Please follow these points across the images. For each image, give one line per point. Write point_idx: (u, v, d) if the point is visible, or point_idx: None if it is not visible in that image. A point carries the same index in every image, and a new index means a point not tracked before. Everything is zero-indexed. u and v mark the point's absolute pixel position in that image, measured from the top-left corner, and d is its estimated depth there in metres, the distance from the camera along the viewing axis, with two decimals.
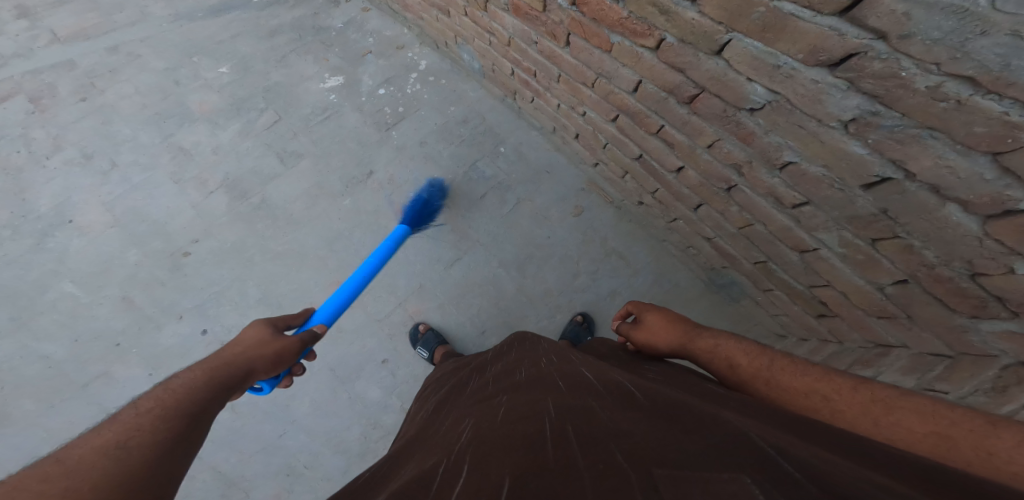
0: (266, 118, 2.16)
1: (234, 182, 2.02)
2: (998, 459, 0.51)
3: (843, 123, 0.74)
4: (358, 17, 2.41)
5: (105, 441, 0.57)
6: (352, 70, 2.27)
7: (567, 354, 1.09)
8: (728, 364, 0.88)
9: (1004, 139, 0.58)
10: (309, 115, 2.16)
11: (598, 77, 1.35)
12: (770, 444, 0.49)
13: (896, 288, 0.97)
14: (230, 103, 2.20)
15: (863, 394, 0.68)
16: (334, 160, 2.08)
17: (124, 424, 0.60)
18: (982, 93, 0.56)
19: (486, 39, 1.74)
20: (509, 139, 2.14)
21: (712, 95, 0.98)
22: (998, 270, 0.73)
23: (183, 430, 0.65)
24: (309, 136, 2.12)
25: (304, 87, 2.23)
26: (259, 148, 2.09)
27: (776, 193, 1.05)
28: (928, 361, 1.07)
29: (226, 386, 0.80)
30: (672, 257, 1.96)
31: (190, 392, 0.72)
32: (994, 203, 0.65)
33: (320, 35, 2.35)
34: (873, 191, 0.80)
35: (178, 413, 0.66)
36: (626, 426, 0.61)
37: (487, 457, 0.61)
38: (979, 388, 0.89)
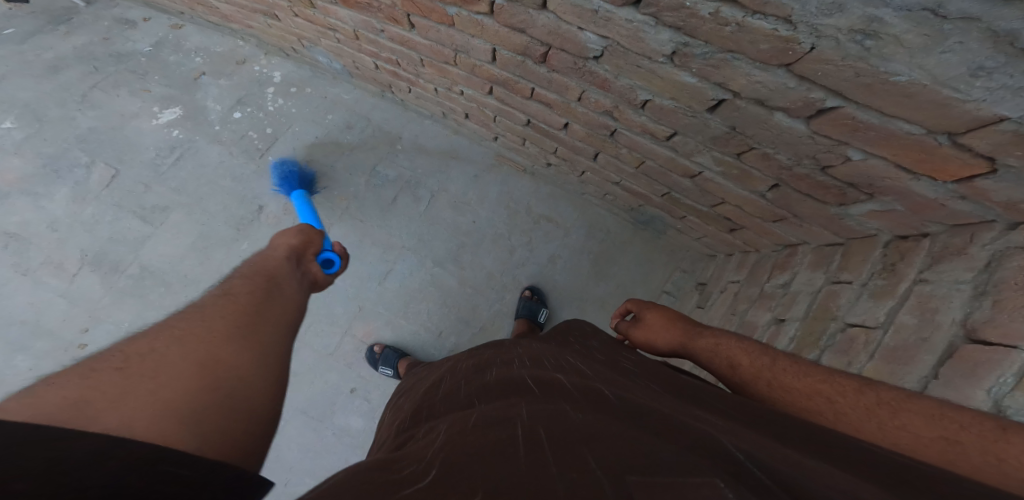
0: (99, 174, 1.90)
1: (99, 256, 1.79)
2: (1009, 466, 0.46)
3: (667, 57, 0.74)
4: (171, 36, 2.17)
5: (219, 292, 0.70)
6: (188, 98, 2.04)
7: (535, 350, 0.99)
8: (728, 363, 0.82)
9: (786, 52, 0.59)
10: (156, 159, 1.93)
11: (456, 53, 1.27)
12: (740, 449, 0.45)
13: (774, 194, 0.98)
14: (41, 166, 1.91)
15: (868, 396, 0.61)
16: (213, 204, 1.88)
17: (228, 284, 0.74)
18: (751, 14, 0.57)
19: (332, 36, 1.60)
20: (403, 134, 2.03)
21: (559, 50, 0.96)
22: (839, 160, 0.74)
23: (268, 282, 0.77)
24: (168, 184, 1.90)
25: (133, 127, 1.98)
26: (110, 211, 1.85)
27: (648, 129, 1.05)
28: (827, 252, 1.13)
29: (289, 261, 0.90)
30: (596, 207, 1.96)
31: (264, 266, 0.83)
32: (806, 105, 0.66)
33: (125, 63, 2.10)
34: (717, 113, 0.80)
35: (259, 278, 0.78)
36: (593, 424, 0.53)
37: (450, 454, 0.50)
38: (874, 272, 0.95)
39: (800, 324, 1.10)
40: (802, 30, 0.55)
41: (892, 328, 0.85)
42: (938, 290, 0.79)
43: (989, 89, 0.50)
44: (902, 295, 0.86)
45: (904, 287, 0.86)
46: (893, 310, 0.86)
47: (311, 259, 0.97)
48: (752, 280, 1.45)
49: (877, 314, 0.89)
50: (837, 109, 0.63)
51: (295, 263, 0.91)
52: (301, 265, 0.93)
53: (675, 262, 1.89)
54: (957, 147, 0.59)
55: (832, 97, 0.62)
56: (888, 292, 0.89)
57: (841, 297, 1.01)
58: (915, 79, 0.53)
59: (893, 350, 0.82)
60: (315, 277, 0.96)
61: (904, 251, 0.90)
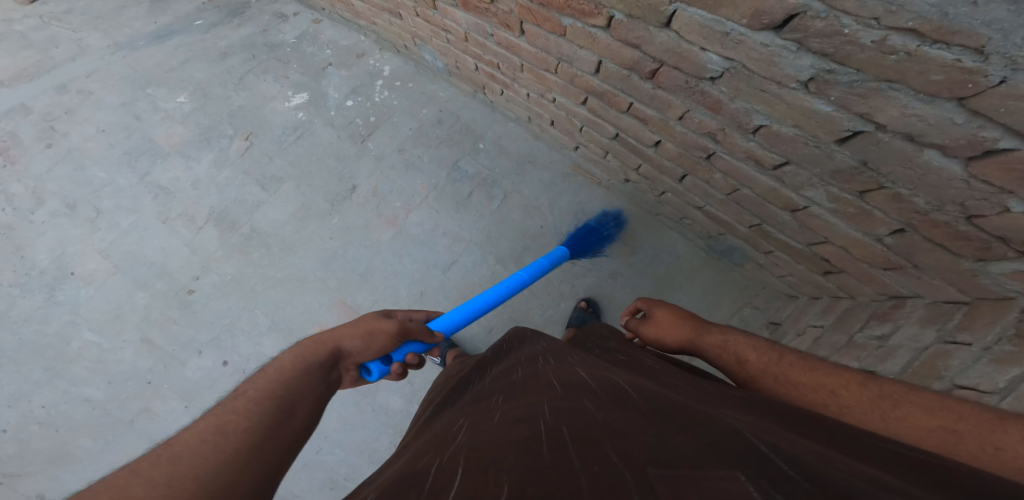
0: (237, 145, 2.14)
1: (221, 214, 2.01)
2: (1002, 451, 0.49)
3: (802, 83, 0.71)
4: (311, 30, 2.40)
5: (210, 424, 0.65)
6: (314, 85, 2.25)
7: (564, 353, 0.95)
8: (736, 359, 0.84)
9: (964, 85, 0.55)
10: (281, 136, 2.15)
11: (559, 62, 1.30)
12: (763, 441, 0.42)
13: (895, 239, 0.90)
14: (198, 133, 2.20)
15: (872, 390, 0.64)
16: (316, 180, 2.06)
17: (231, 408, 0.69)
18: (929, 43, 0.54)
19: (444, 37, 1.71)
20: (488, 134, 2.09)
21: (671, 68, 0.96)
22: (993, 210, 0.67)
23: (272, 410, 0.71)
24: (285, 157, 2.10)
25: (271, 107, 2.22)
26: (238, 176, 2.08)
27: (755, 155, 1.01)
28: (945, 309, 1.01)
29: (318, 369, 0.81)
30: (667, 229, 1.91)
31: (280, 381, 0.76)
32: (970, 145, 0.60)
33: (274, 52, 2.36)
34: (848, 145, 0.75)
35: (267, 402, 0.71)
36: (617, 424, 0.51)
37: (478, 454, 0.50)
38: (1002, 337, 0.84)
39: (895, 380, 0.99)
40: (994, 61, 0.51)
41: (1011, 396, 0.75)
42: None
43: None
44: None
45: None
46: (1018, 378, 0.76)
47: (345, 366, 0.88)
48: (840, 329, 1.33)
49: (996, 380, 0.79)
50: (1011, 151, 0.57)
51: (325, 374, 0.83)
52: (331, 372, 0.85)
53: (749, 297, 1.79)
54: None
55: (1009, 138, 0.56)
56: (1019, 362, 0.79)
57: (953, 358, 0.91)
58: None
59: None
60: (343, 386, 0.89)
61: None
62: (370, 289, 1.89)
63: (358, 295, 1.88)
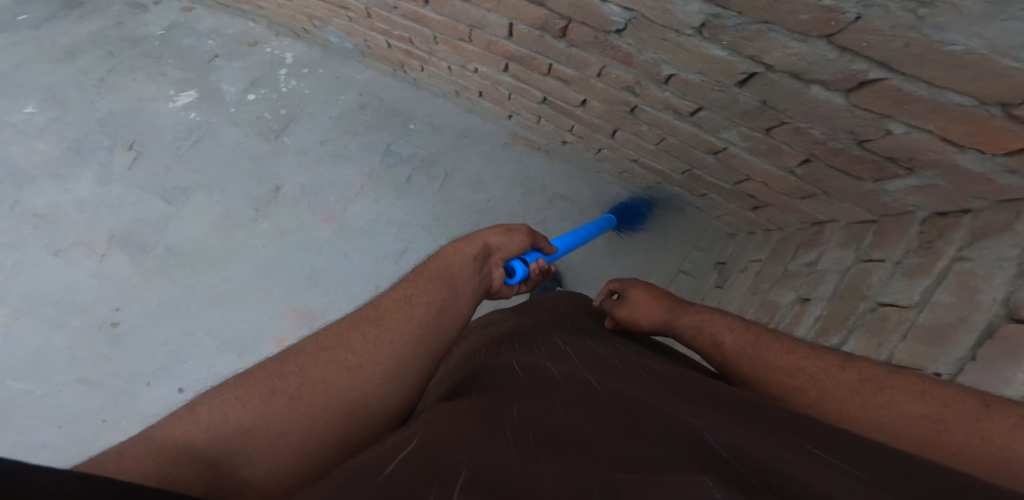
0: (122, 157, 1.94)
1: (126, 237, 1.84)
2: (992, 444, 0.46)
3: (696, 29, 0.71)
4: (183, 19, 2.17)
5: (403, 295, 0.68)
6: (203, 81, 2.05)
7: (533, 328, 0.91)
8: (712, 342, 0.78)
9: (829, 22, 0.56)
10: (175, 141, 1.96)
11: (471, 29, 1.24)
12: (722, 443, 0.41)
13: (804, 169, 0.95)
14: (65, 148, 1.96)
15: (851, 373, 0.61)
16: (230, 185, 1.91)
17: (421, 282, 0.71)
18: None
19: (343, 15, 1.59)
20: (417, 113, 2.00)
21: (579, 24, 0.93)
22: (878, 134, 0.71)
23: (450, 293, 0.71)
24: (189, 165, 1.93)
25: (151, 109, 2.01)
26: (134, 192, 1.89)
27: (672, 104, 1.02)
28: (858, 230, 1.09)
29: (476, 262, 0.80)
30: (613, 185, 1.92)
31: (452, 268, 0.76)
32: (846, 78, 0.63)
33: (139, 47, 2.12)
34: (747, 87, 0.77)
35: (441, 285, 0.72)
36: (580, 419, 0.48)
37: (433, 428, 0.46)
38: (909, 250, 0.92)
39: (828, 303, 1.07)
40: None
41: (927, 307, 0.82)
42: (979, 268, 0.77)
43: None
44: (938, 275, 0.83)
45: (942, 267, 0.83)
46: (929, 289, 0.84)
47: (495, 263, 0.87)
48: (776, 260, 1.42)
49: (912, 293, 0.86)
50: (881, 80, 0.60)
51: (480, 266, 0.81)
52: (484, 267, 0.83)
53: (695, 241, 1.87)
54: (1011, 119, 0.56)
55: (877, 69, 0.59)
56: (923, 272, 0.86)
57: (872, 275, 0.98)
58: (972, 48, 0.50)
59: (929, 330, 0.80)
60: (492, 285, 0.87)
61: (943, 228, 0.87)
62: (321, 293, 1.81)
63: (309, 299, 1.80)
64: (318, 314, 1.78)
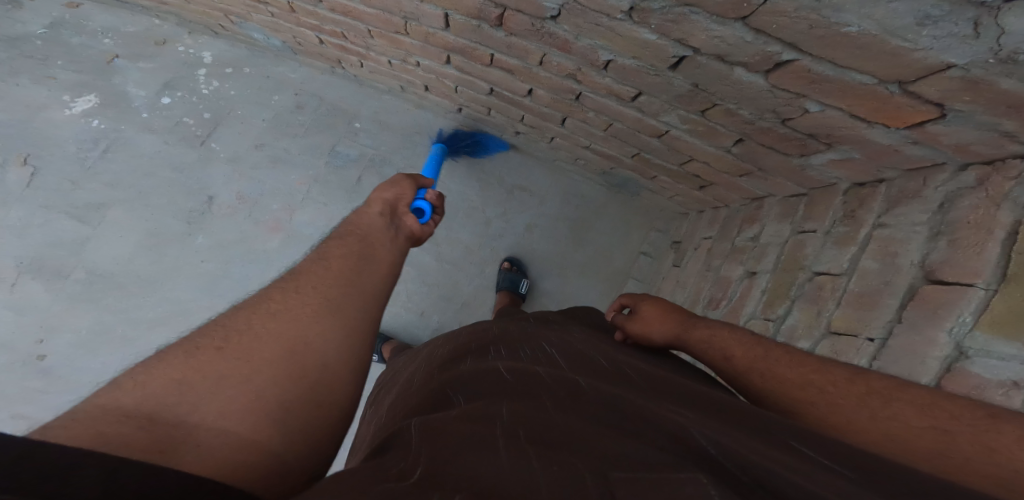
0: (15, 174, 1.70)
1: (35, 263, 1.66)
2: (1001, 456, 0.44)
3: (626, 13, 0.72)
4: (69, 16, 1.91)
5: (325, 247, 0.63)
6: (103, 83, 1.85)
7: (515, 336, 0.88)
8: (721, 354, 0.73)
9: (742, 4, 0.58)
10: (78, 153, 1.76)
11: (407, 21, 1.20)
12: (711, 442, 0.42)
13: (739, 148, 0.98)
14: None
15: (860, 385, 0.57)
16: (154, 198, 1.77)
17: (342, 235, 0.65)
18: None
19: (265, 10, 1.50)
20: (362, 111, 1.93)
21: (516, 11, 0.92)
22: (798, 113, 0.74)
23: (371, 243, 0.66)
24: (101, 179, 1.76)
25: (45, 118, 1.77)
26: (37, 213, 1.69)
27: (614, 90, 1.03)
28: (793, 203, 1.16)
29: (387, 214, 0.73)
30: (568, 173, 1.93)
31: (366, 221, 0.69)
32: (764, 60, 0.65)
33: (18, 49, 1.82)
34: (680, 70, 0.79)
35: (361, 235, 0.66)
36: (571, 418, 0.48)
37: (426, 441, 0.44)
38: (836, 220, 0.98)
39: (771, 275, 1.13)
40: None
41: (856, 274, 0.88)
42: (897, 234, 0.83)
43: (936, 37, 0.50)
44: (863, 242, 0.89)
45: (865, 234, 0.89)
46: (856, 257, 0.90)
47: (406, 213, 0.76)
48: (723, 236, 1.48)
49: (841, 261, 0.92)
50: (794, 62, 0.63)
51: (392, 217, 0.73)
52: (395, 216, 0.75)
53: (651, 222, 1.92)
54: (908, 96, 0.60)
55: (788, 50, 0.61)
56: (849, 241, 0.92)
57: (807, 247, 1.04)
58: (867, 29, 0.53)
59: (860, 295, 0.85)
60: (413, 231, 0.76)
61: (863, 198, 0.93)
62: None
63: None
64: None
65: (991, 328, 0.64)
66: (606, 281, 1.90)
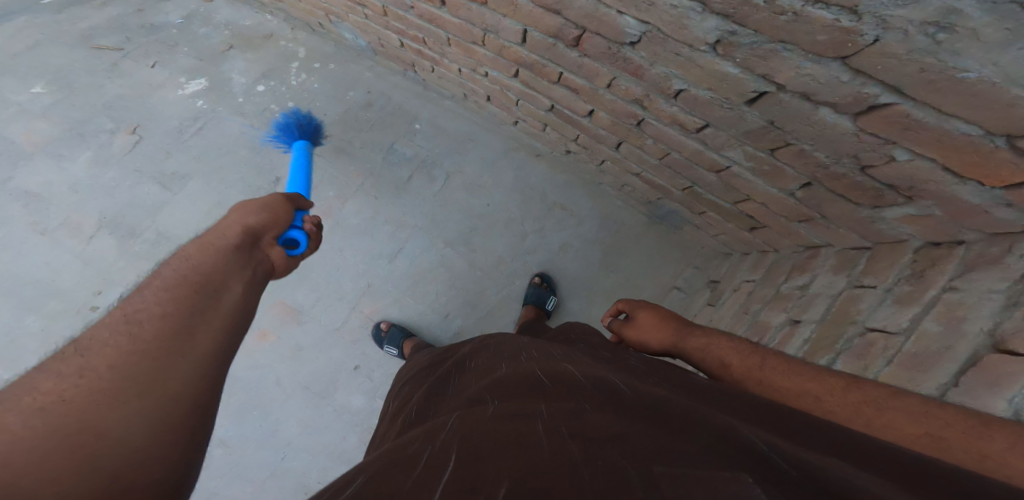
0: (123, 140, 1.91)
1: (114, 220, 1.82)
2: (990, 461, 0.45)
3: (710, 45, 0.72)
4: (201, 8, 2.14)
5: (126, 312, 0.52)
6: (215, 70, 2.03)
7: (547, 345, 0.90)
8: (720, 362, 0.80)
9: (845, 44, 0.57)
10: (180, 128, 1.94)
11: (485, 33, 1.25)
12: (755, 437, 0.44)
13: (805, 193, 0.96)
14: (67, 130, 1.93)
15: (855, 394, 0.60)
16: (230, 174, 1.90)
17: (164, 283, 0.57)
18: (811, 2, 0.55)
19: (360, 12, 1.60)
20: (423, 114, 2.01)
21: (593, 34, 0.94)
22: (881, 160, 0.72)
23: (205, 291, 0.58)
24: (188, 152, 1.91)
25: (159, 96, 1.98)
26: (130, 177, 1.87)
27: (679, 120, 1.03)
28: (852, 256, 1.11)
29: (236, 248, 0.67)
30: (612, 198, 1.93)
31: (204, 261, 0.62)
32: (857, 101, 0.64)
33: (157, 35, 2.08)
34: (756, 106, 0.79)
35: (188, 285, 0.57)
36: (609, 421, 0.51)
37: (475, 448, 0.48)
38: (901, 277, 0.93)
39: (816, 326, 1.08)
40: (867, 21, 0.53)
41: (914, 335, 0.83)
42: (969, 298, 0.78)
43: None
44: (929, 302, 0.84)
45: (932, 294, 0.84)
46: (917, 316, 0.84)
47: (270, 245, 0.75)
48: (768, 281, 1.44)
49: (899, 320, 0.87)
50: (891, 105, 0.62)
51: (248, 253, 0.69)
52: (254, 252, 0.71)
53: (689, 258, 1.89)
54: (1015, 151, 0.57)
55: (887, 94, 0.60)
56: (915, 299, 0.87)
57: (862, 301, 1.00)
58: (986, 76, 0.51)
59: (913, 356, 0.80)
60: (273, 265, 0.75)
61: (936, 258, 0.88)
62: (310, 288, 1.83)
63: (297, 294, 1.83)
64: (307, 309, 1.82)
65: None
66: None
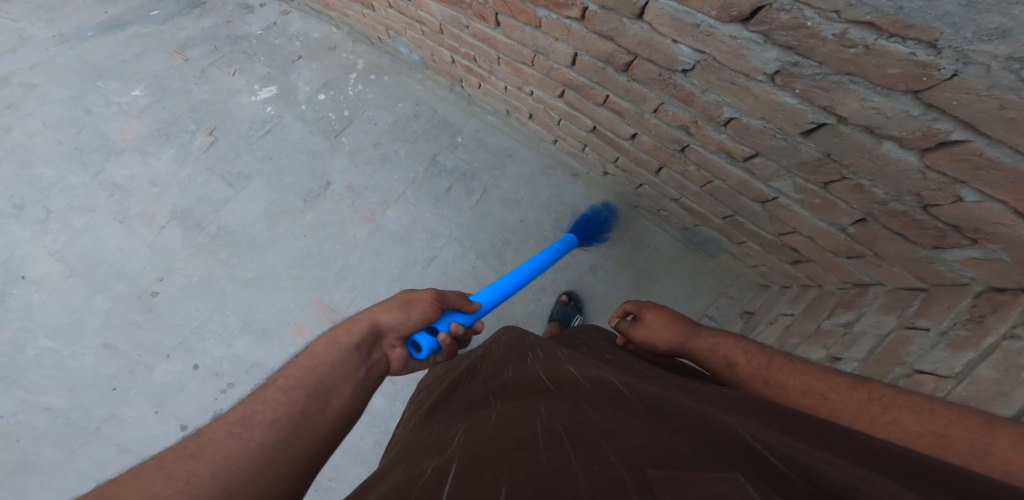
0: (200, 140, 2.06)
1: (184, 213, 1.94)
2: (992, 458, 0.48)
3: (769, 76, 0.73)
4: (280, 22, 2.29)
5: (247, 412, 0.62)
6: (283, 78, 2.17)
7: (554, 350, 0.91)
8: (725, 361, 0.81)
9: (919, 78, 0.57)
10: (248, 131, 2.07)
11: (535, 54, 1.29)
12: (754, 438, 0.45)
13: (857, 228, 0.93)
14: (155, 128, 2.09)
15: (860, 393, 0.62)
16: (287, 176, 2.00)
17: (285, 385, 0.67)
18: (886, 37, 0.55)
19: (418, 29, 1.68)
20: (466, 128, 2.07)
21: (645, 60, 0.95)
22: (947, 200, 0.70)
23: (309, 399, 0.67)
24: (254, 153, 2.04)
25: (235, 101, 2.13)
26: (201, 173, 2.00)
27: (726, 148, 1.03)
28: (904, 296, 1.06)
29: (354, 348, 0.76)
30: (647, 221, 1.92)
31: (318, 363, 0.71)
32: (925, 137, 0.63)
33: (239, 45, 2.25)
34: (813, 137, 0.78)
35: (301, 392, 0.67)
36: (607, 420, 0.53)
37: (474, 451, 0.51)
38: (957, 321, 0.88)
39: (860, 364, 1.04)
40: (947, 55, 0.53)
41: (967, 380, 0.79)
42: None
43: None
44: (987, 350, 0.79)
45: (990, 342, 0.80)
46: (973, 362, 0.80)
47: (389, 346, 0.83)
48: (809, 317, 1.38)
49: (952, 365, 0.83)
50: (963, 142, 0.60)
51: (363, 354, 0.77)
52: (373, 351, 0.80)
53: (724, 287, 1.84)
54: None
55: (961, 130, 0.59)
56: (972, 345, 0.82)
57: (912, 344, 0.94)
58: None
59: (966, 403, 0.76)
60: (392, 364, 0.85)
61: (998, 304, 0.83)
62: (348, 288, 1.85)
63: (335, 293, 1.84)
64: (342, 308, 1.82)
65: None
66: None
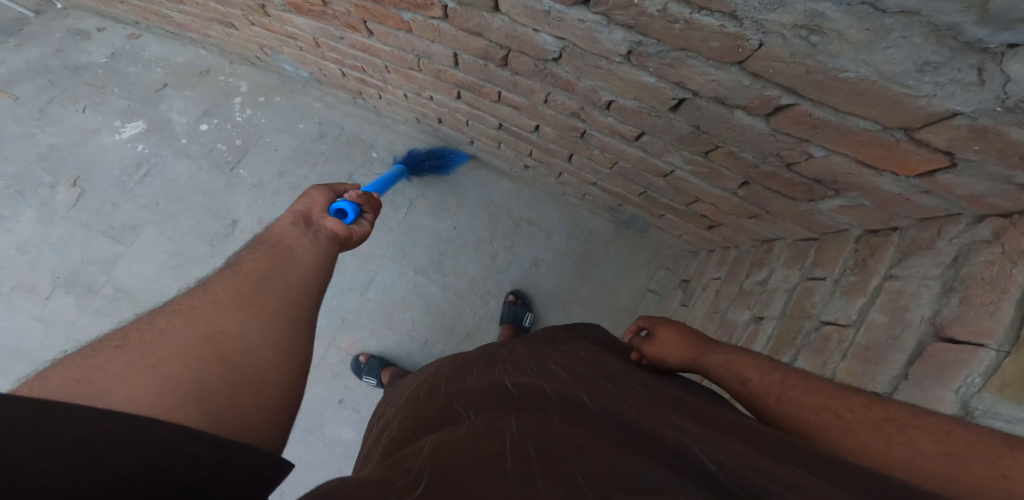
0: (66, 194, 1.83)
1: (70, 278, 1.73)
2: (1012, 482, 0.42)
3: (624, 57, 0.72)
4: (129, 47, 2.09)
5: (232, 259, 0.65)
6: (152, 111, 1.98)
7: (520, 354, 0.85)
8: (736, 377, 0.71)
9: (736, 49, 0.58)
10: (121, 176, 1.87)
11: (419, 58, 1.23)
12: (714, 461, 0.42)
13: (745, 192, 0.96)
14: (5, 187, 1.83)
15: (875, 411, 0.56)
16: (184, 220, 1.83)
17: (258, 241, 0.69)
18: (697, 10, 0.55)
19: (294, 44, 1.58)
20: (380, 142, 1.97)
21: (518, 53, 0.93)
22: (802, 157, 0.72)
23: (280, 244, 0.69)
24: (137, 201, 1.84)
25: (95, 142, 1.92)
26: (78, 231, 1.79)
27: (617, 129, 1.02)
28: (803, 247, 1.11)
29: (300, 220, 0.78)
30: (576, 207, 1.92)
31: (274, 227, 0.74)
32: (763, 103, 0.65)
33: (80, 76, 2.02)
34: (680, 112, 0.78)
35: (268, 241, 0.69)
36: (579, 434, 0.47)
37: (431, 463, 0.42)
38: (846, 268, 0.93)
39: (777, 322, 1.08)
40: (748, 26, 0.54)
41: (864, 326, 0.82)
42: (908, 287, 0.77)
43: (938, 84, 0.49)
44: (874, 292, 0.84)
45: (876, 285, 0.84)
46: (865, 308, 0.84)
47: (321, 219, 0.82)
48: (732, 279, 1.43)
49: (849, 312, 0.87)
50: (793, 106, 0.62)
51: (304, 223, 0.78)
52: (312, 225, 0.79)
53: (658, 261, 1.88)
54: (915, 144, 0.58)
55: (787, 95, 0.61)
56: (860, 291, 0.87)
57: (815, 294, 0.99)
58: (864, 75, 0.52)
59: (866, 350, 0.80)
60: (335, 231, 0.82)
61: (875, 246, 0.88)
62: None
63: None
64: None
65: (1001, 391, 0.59)
66: (612, 319, 1.85)
